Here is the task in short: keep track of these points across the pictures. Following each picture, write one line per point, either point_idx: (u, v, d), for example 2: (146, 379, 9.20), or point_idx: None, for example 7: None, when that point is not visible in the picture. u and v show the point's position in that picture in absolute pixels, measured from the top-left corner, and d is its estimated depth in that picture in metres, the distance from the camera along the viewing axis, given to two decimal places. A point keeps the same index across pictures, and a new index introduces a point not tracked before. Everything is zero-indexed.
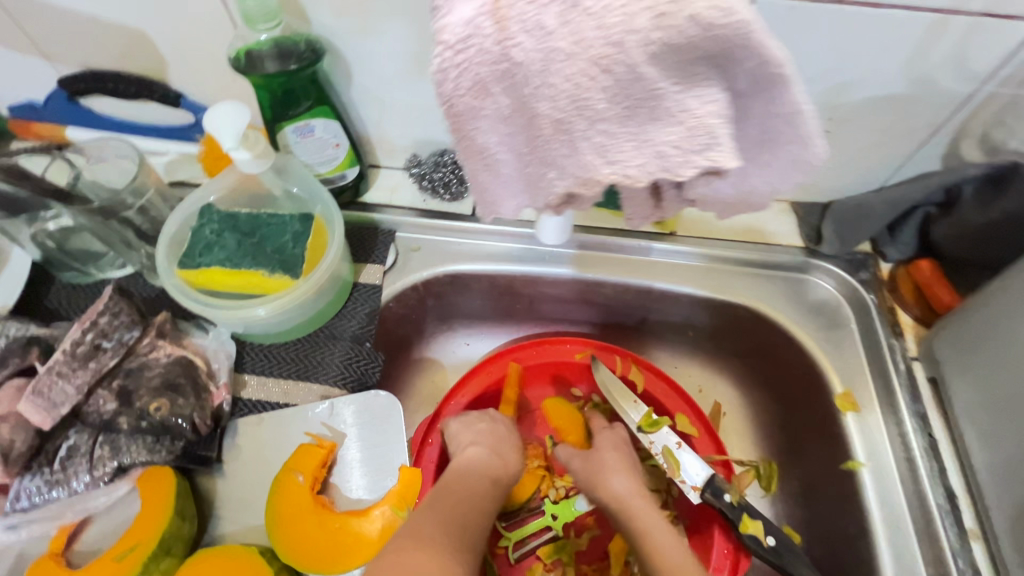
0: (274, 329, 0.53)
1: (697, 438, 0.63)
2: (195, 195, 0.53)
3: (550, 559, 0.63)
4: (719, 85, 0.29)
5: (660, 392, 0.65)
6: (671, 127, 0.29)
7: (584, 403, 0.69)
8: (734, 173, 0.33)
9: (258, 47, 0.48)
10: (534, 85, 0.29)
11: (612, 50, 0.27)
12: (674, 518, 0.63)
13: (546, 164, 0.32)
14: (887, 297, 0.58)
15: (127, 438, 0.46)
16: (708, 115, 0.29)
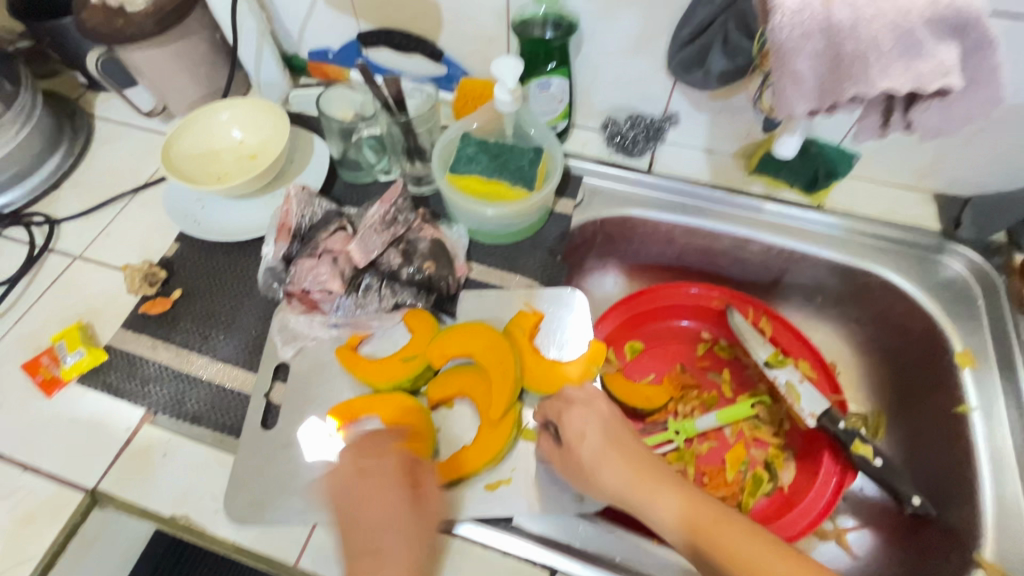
0: (498, 231, 0.71)
1: (815, 381, 0.74)
2: (457, 126, 0.72)
3: (677, 465, 0.73)
4: (956, 46, 0.41)
5: (786, 340, 0.76)
6: (927, 62, 0.40)
7: (712, 343, 0.82)
8: (950, 111, 0.44)
9: (533, 18, 0.67)
10: (845, 35, 0.41)
11: (902, 17, 0.39)
12: (784, 445, 0.75)
13: (843, 80, 0.43)
14: (1017, 281, 0.67)
15: (403, 285, 0.65)
16: (950, 60, 0.40)
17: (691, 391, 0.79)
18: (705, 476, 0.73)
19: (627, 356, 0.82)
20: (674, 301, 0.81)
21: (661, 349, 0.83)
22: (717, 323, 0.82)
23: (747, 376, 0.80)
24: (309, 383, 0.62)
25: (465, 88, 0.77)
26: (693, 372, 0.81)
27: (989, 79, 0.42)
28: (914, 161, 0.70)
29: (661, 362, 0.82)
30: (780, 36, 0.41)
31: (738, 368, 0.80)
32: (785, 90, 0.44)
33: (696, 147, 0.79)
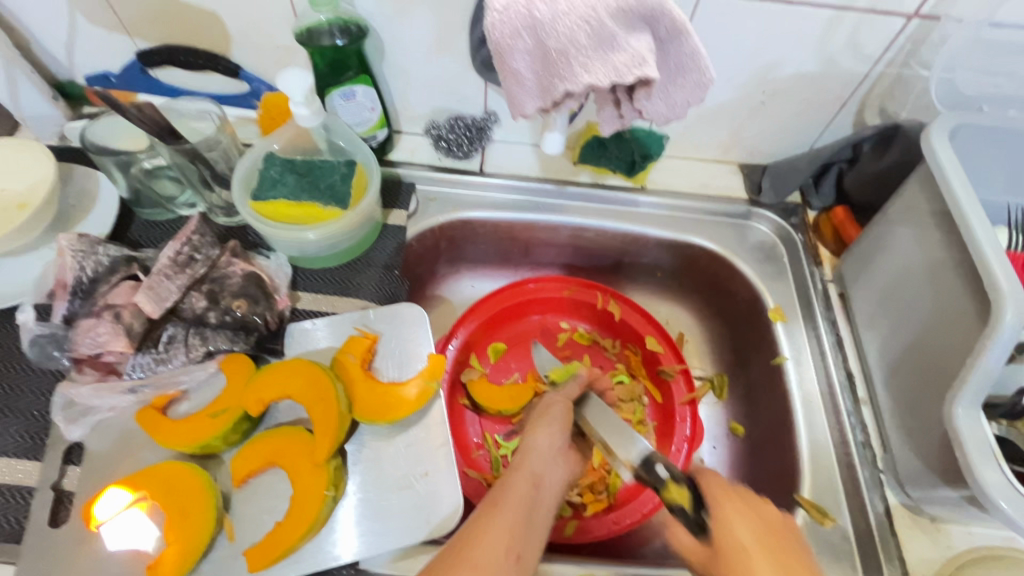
0: (325, 254, 0.66)
1: (664, 354, 0.76)
2: (259, 146, 0.66)
3: None
4: (649, 35, 0.41)
5: (633, 319, 0.78)
6: (621, 54, 0.41)
7: (572, 333, 0.83)
8: (670, 96, 0.45)
9: (317, 26, 0.62)
10: (546, 30, 0.41)
11: (589, 10, 0.40)
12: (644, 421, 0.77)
13: (553, 76, 0.43)
14: (811, 236, 0.73)
15: (213, 330, 0.58)
16: (643, 50, 0.41)
17: None
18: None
19: (490, 359, 0.80)
20: (526, 297, 0.80)
21: (523, 346, 0.81)
22: (573, 312, 0.82)
23: (606, 359, 0.81)
24: (111, 461, 0.54)
25: (267, 105, 0.71)
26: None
27: (694, 64, 0.43)
28: (716, 136, 0.74)
29: (525, 359, 0.81)
30: (495, 34, 0.41)
31: (596, 353, 0.82)
32: (510, 91, 0.45)
33: (523, 142, 0.79)
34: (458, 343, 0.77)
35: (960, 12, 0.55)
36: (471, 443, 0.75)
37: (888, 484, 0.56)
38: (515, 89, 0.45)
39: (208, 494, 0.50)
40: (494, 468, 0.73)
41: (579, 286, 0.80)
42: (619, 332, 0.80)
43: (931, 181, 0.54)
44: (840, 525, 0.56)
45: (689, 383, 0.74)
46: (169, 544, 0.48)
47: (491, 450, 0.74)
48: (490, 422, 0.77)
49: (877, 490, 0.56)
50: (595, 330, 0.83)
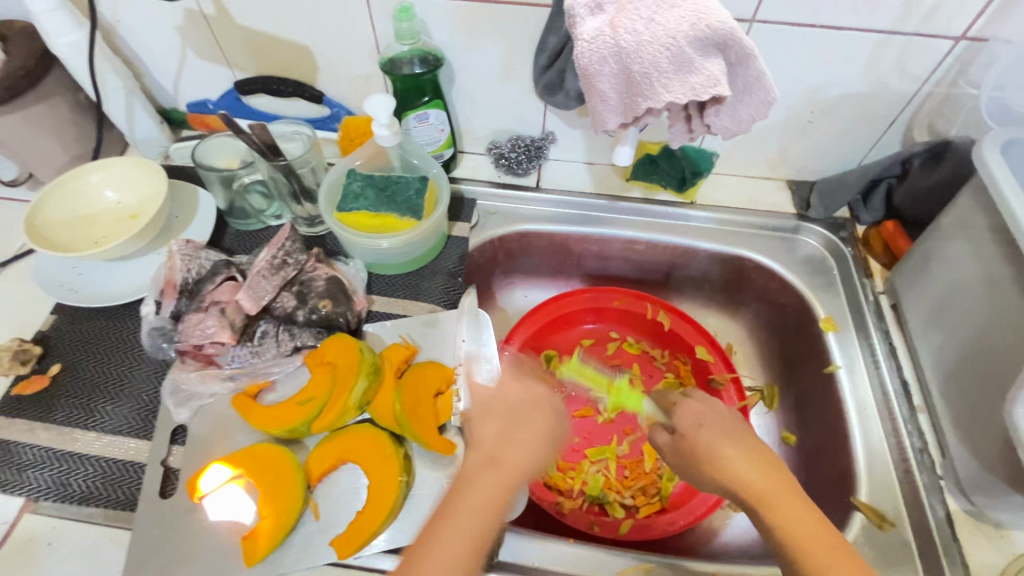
0: (396, 261, 0.72)
1: (715, 364, 0.78)
2: (342, 163, 0.73)
3: (597, 460, 0.75)
4: (722, 61, 0.45)
5: (683, 329, 0.80)
6: (698, 76, 0.45)
7: (621, 342, 0.85)
8: (736, 114, 0.49)
9: (400, 56, 0.70)
10: (630, 57, 0.45)
11: (671, 40, 0.44)
12: None
13: (637, 95, 0.48)
14: (861, 250, 0.75)
15: (301, 326, 0.65)
16: (718, 72, 0.45)
17: (608, 386, 0.81)
18: (626, 469, 0.75)
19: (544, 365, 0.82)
20: (581, 306, 0.83)
21: (576, 353, 0.84)
22: (623, 322, 0.84)
23: (655, 369, 0.83)
24: (211, 443, 0.60)
25: (346, 128, 0.78)
26: (606, 370, 0.83)
27: (760, 85, 0.47)
28: (765, 153, 0.78)
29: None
30: (582, 61, 0.46)
31: (646, 361, 0.84)
32: (595, 108, 0.50)
33: (577, 160, 0.84)
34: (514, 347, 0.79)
35: (1006, 34, 0.58)
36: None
37: (949, 491, 0.56)
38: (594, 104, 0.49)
39: (293, 477, 0.55)
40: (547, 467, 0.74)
41: (630, 297, 0.83)
42: (669, 342, 0.82)
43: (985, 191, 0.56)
44: (900, 531, 0.56)
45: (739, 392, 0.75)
46: (263, 517, 0.53)
47: None
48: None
49: (937, 496, 0.56)
50: (645, 340, 0.84)
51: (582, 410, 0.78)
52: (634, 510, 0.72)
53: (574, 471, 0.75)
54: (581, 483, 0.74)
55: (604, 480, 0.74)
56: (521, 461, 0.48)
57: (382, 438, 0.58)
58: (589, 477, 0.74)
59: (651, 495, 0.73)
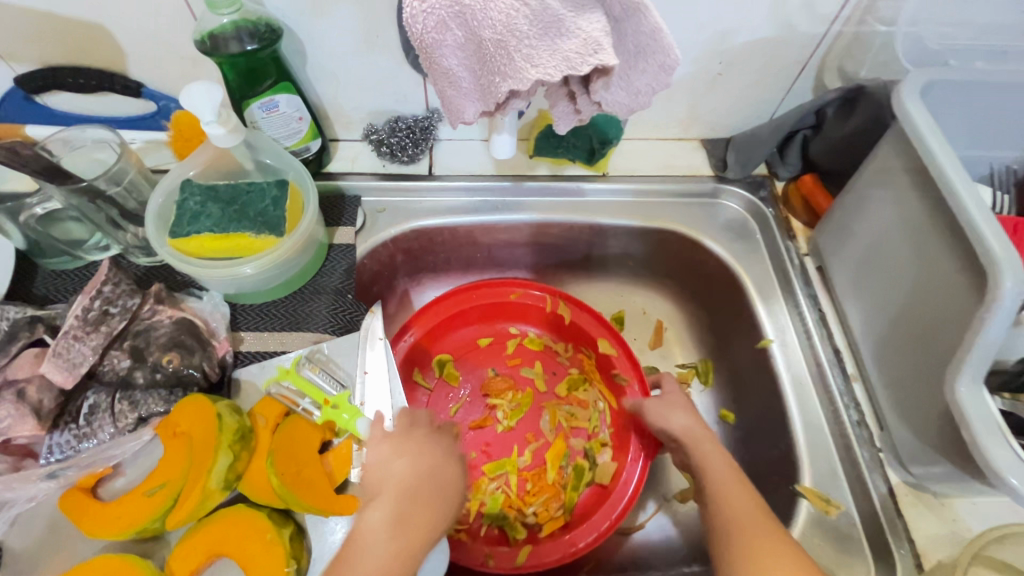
0: (264, 288, 0.59)
1: (618, 359, 0.68)
2: (173, 174, 0.58)
3: (495, 475, 0.68)
4: (602, 14, 0.36)
5: (585, 320, 0.70)
6: (572, 42, 0.36)
7: (522, 338, 0.76)
8: (631, 83, 0.39)
9: (222, 30, 0.54)
10: (479, 20, 0.35)
11: None
12: (604, 433, 0.70)
13: (493, 74, 0.37)
14: (782, 210, 0.71)
15: (144, 391, 0.51)
16: (598, 32, 0.36)
17: (508, 390, 0.72)
18: (528, 482, 0.68)
19: (436, 374, 0.73)
20: (472, 303, 0.72)
21: (472, 355, 0.75)
22: (522, 317, 0.75)
23: (559, 365, 0.74)
24: (37, 561, 0.47)
25: (179, 125, 0.64)
26: (505, 372, 0.74)
27: (656, 44, 0.37)
28: (676, 112, 0.70)
29: (473, 372, 0.74)
30: (416, 30, 0.36)
31: (549, 358, 0.75)
32: (443, 93, 0.39)
33: (474, 138, 0.73)
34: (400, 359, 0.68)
35: None
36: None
37: (889, 463, 0.54)
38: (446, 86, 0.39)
39: None
40: None
41: (524, 290, 0.72)
42: (571, 335, 0.73)
43: (904, 140, 0.51)
44: (845, 512, 0.53)
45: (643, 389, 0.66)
46: None
47: None
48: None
49: (878, 470, 0.54)
50: (546, 335, 0.75)
51: (477, 422, 0.70)
52: (539, 528, 0.65)
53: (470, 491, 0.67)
54: (478, 504, 0.66)
55: (503, 498, 0.67)
56: (428, 514, 0.49)
57: (261, 520, 0.47)
58: (488, 497, 0.66)
59: (555, 509, 0.66)
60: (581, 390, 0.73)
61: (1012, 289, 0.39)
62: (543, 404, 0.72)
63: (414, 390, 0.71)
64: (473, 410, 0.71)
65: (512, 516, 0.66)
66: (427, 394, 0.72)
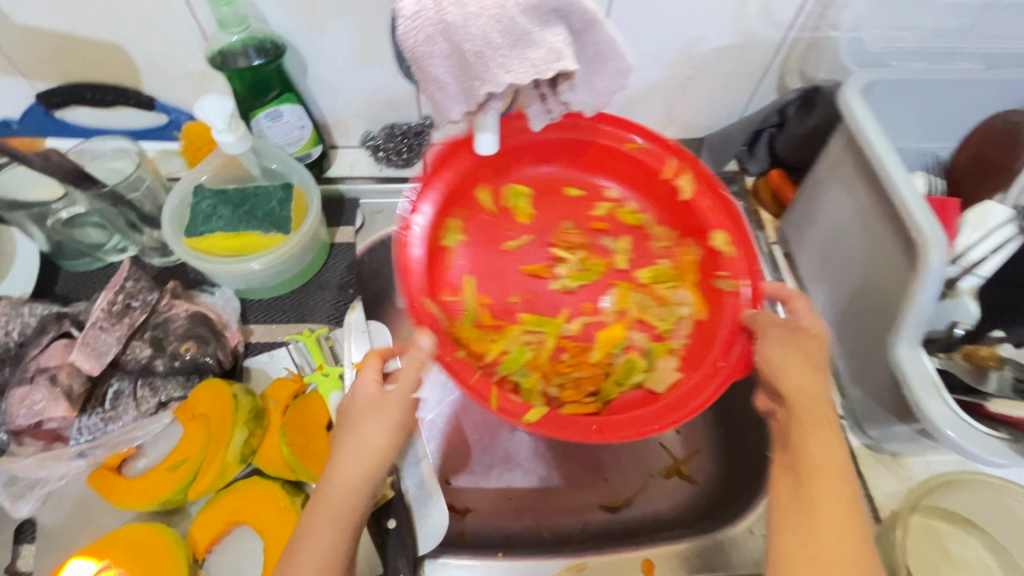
0: (271, 284, 0.64)
1: (728, 258, 0.55)
2: (186, 180, 0.63)
3: (530, 327, 0.56)
4: (563, 28, 0.39)
5: (642, 155, 0.59)
6: (539, 52, 0.39)
7: (617, 207, 0.62)
8: (595, 86, 0.43)
9: (231, 47, 0.59)
10: (460, 35, 0.38)
11: (499, 9, 0.37)
12: (681, 345, 0.56)
13: (475, 81, 0.40)
14: (752, 202, 0.76)
15: (163, 378, 0.56)
16: (559, 43, 0.39)
17: (575, 239, 0.60)
18: (563, 352, 0.56)
19: (506, 199, 0.60)
20: (524, 140, 0.59)
21: (553, 198, 0.62)
22: (604, 172, 0.62)
23: (651, 252, 0.60)
24: (69, 534, 0.52)
25: (189, 134, 0.67)
26: (585, 228, 0.61)
27: (612, 53, 0.41)
28: (652, 114, 0.75)
29: (548, 216, 0.61)
30: (409, 42, 0.40)
31: (642, 237, 0.61)
32: (432, 97, 0.42)
33: None
34: (472, 159, 0.57)
35: None
36: (410, 297, 0.51)
37: (850, 429, 0.58)
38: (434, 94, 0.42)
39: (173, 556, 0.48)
40: (464, 319, 0.55)
41: (567, 154, 0.61)
42: (667, 213, 0.60)
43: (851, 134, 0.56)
44: None
45: (754, 290, 0.53)
46: None
47: (467, 292, 0.56)
48: (485, 258, 0.58)
49: (841, 436, 0.58)
50: (648, 212, 0.61)
51: (533, 268, 0.58)
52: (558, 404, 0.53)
53: (493, 338, 0.55)
54: (501, 351, 0.54)
55: (535, 352, 0.55)
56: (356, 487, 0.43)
57: (275, 490, 0.51)
58: (513, 346, 0.54)
59: (586, 394, 0.54)
60: (666, 287, 0.58)
61: (938, 260, 0.45)
62: (612, 282, 0.59)
63: (466, 196, 0.58)
64: (533, 253, 0.59)
65: (533, 383, 0.54)
66: (491, 217, 0.60)
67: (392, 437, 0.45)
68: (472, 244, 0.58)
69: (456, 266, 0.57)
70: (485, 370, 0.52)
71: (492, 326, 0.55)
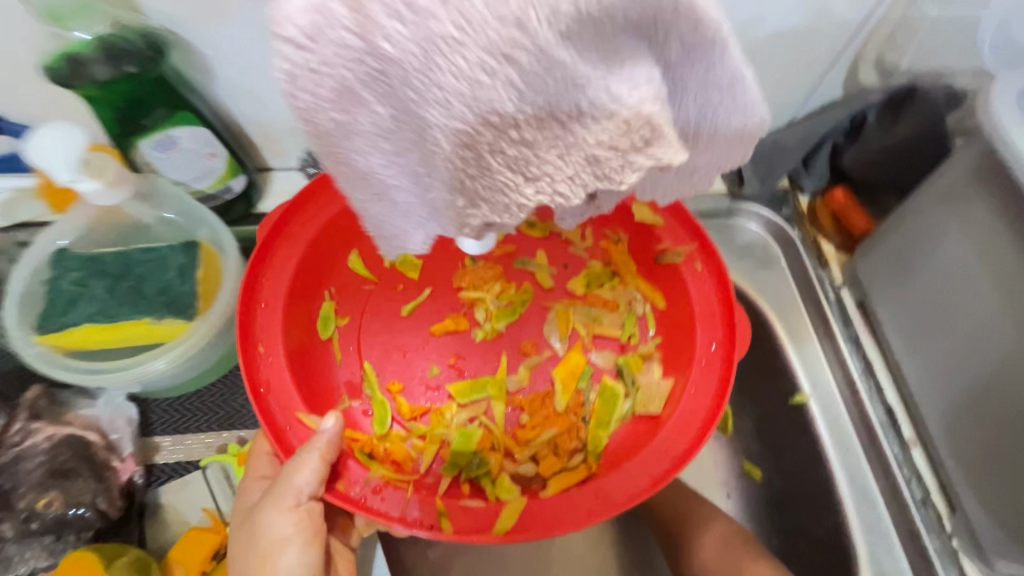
0: (179, 381, 0.46)
1: (663, 230, 0.45)
2: (41, 243, 0.44)
3: (471, 402, 0.46)
4: (649, 66, 0.20)
5: None
6: (598, 129, 0.20)
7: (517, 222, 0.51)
8: (680, 163, 0.24)
9: (78, 51, 0.38)
10: (419, 91, 0.18)
11: (508, 35, 0.17)
12: (644, 354, 0.47)
13: (458, 190, 0.22)
14: (810, 229, 0.59)
15: (19, 544, 0.40)
16: (641, 107, 0.20)
17: (493, 280, 0.50)
18: (521, 413, 0.47)
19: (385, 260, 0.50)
20: None
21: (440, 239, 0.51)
22: None
23: (573, 257, 0.51)
24: None
25: None
26: (494, 260, 0.51)
27: (731, 101, 0.22)
28: None
29: (442, 262, 0.51)
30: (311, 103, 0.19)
31: (558, 246, 0.51)
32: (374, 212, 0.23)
33: None
34: (332, 209, 0.44)
35: None
36: (275, 423, 0.39)
37: (963, 551, 0.45)
38: (368, 205, 0.23)
39: None
40: (382, 425, 0.45)
41: None
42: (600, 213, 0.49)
43: (1002, 172, 0.39)
44: None
45: (708, 260, 0.44)
46: None
47: (373, 393, 0.46)
48: (385, 335, 0.48)
49: (951, 563, 0.45)
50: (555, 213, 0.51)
51: (444, 324, 0.49)
52: (539, 482, 0.42)
53: (427, 427, 0.45)
54: (440, 443, 0.45)
55: (488, 435, 0.45)
56: None
57: None
58: (451, 433, 0.45)
59: (569, 454, 0.44)
60: (608, 288, 0.50)
61: None
62: (546, 307, 0.50)
63: (328, 268, 0.47)
64: (444, 307, 0.49)
65: (500, 463, 0.44)
66: (371, 287, 0.49)
67: (284, 550, 0.35)
68: (361, 331, 0.48)
69: (351, 359, 0.47)
70: (429, 479, 0.42)
71: (419, 416, 0.46)
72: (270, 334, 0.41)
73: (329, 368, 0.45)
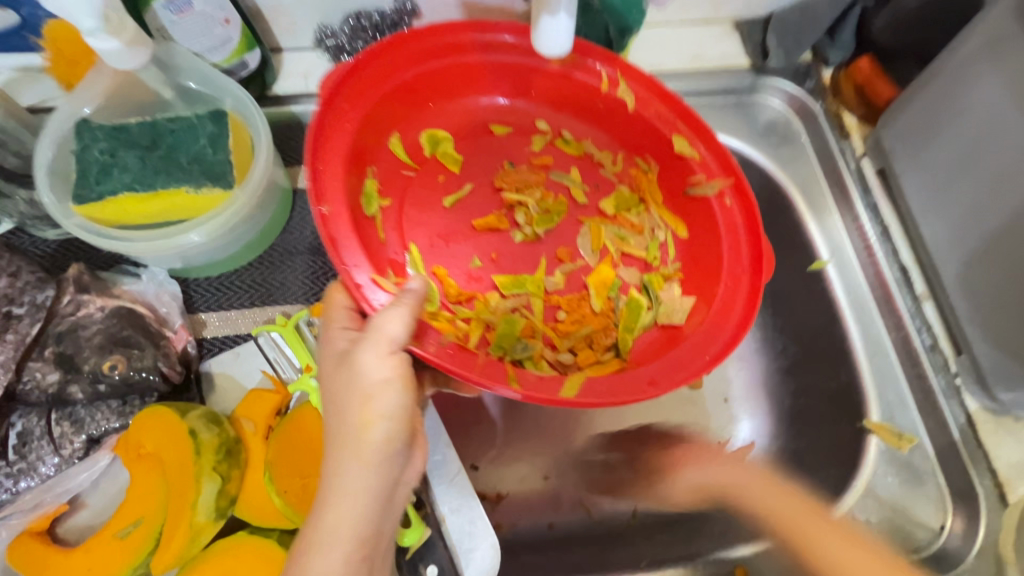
0: (218, 257, 0.46)
1: (698, 161, 0.46)
2: (60, 113, 0.43)
3: (513, 296, 0.46)
4: None
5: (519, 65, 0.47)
6: None
7: (554, 137, 0.50)
8: None
9: None
10: None
11: None
12: (669, 275, 0.47)
13: None
14: (833, 103, 0.59)
15: (88, 407, 0.41)
16: None
17: (529, 179, 0.49)
18: (558, 311, 0.46)
19: (425, 152, 0.48)
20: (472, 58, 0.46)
21: (476, 141, 0.50)
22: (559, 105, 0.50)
23: (603, 179, 0.50)
24: None
25: (54, 40, 0.44)
26: (528, 166, 0.49)
27: None
28: None
29: (481, 162, 0.49)
30: None
31: (591, 165, 0.50)
32: None
33: None
34: (390, 84, 0.44)
35: None
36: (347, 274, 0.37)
37: (968, 391, 0.49)
38: None
39: None
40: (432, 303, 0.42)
41: (517, 84, 0.49)
42: (634, 138, 0.49)
43: None
44: (919, 445, 0.50)
45: (740, 198, 0.45)
46: None
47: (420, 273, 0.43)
48: (425, 222, 0.46)
49: (955, 399, 0.49)
50: (590, 134, 0.50)
51: (486, 219, 0.47)
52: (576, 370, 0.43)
53: (472, 311, 0.44)
54: (484, 326, 0.44)
55: (526, 323, 0.44)
56: (359, 474, 0.33)
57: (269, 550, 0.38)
58: (496, 318, 0.44)
59: (603, 349, 0.44)
60: (634, 212, 0.49)
61: None
62: (580, 220, 0.49)
63: (373, 148, 0.45)
64: (483, 205, 0.48)
65: (539, 350, 0.43)
66: (411, 174, 0.47)
67: (383, 392, 0.34)
68: (403, 216, 0.46)
69: (394, 240, 0.45)
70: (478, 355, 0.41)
71: (465, 300, 0.45)
72: (330, 194, 0.39)
73: (379, 241, 0.43)
